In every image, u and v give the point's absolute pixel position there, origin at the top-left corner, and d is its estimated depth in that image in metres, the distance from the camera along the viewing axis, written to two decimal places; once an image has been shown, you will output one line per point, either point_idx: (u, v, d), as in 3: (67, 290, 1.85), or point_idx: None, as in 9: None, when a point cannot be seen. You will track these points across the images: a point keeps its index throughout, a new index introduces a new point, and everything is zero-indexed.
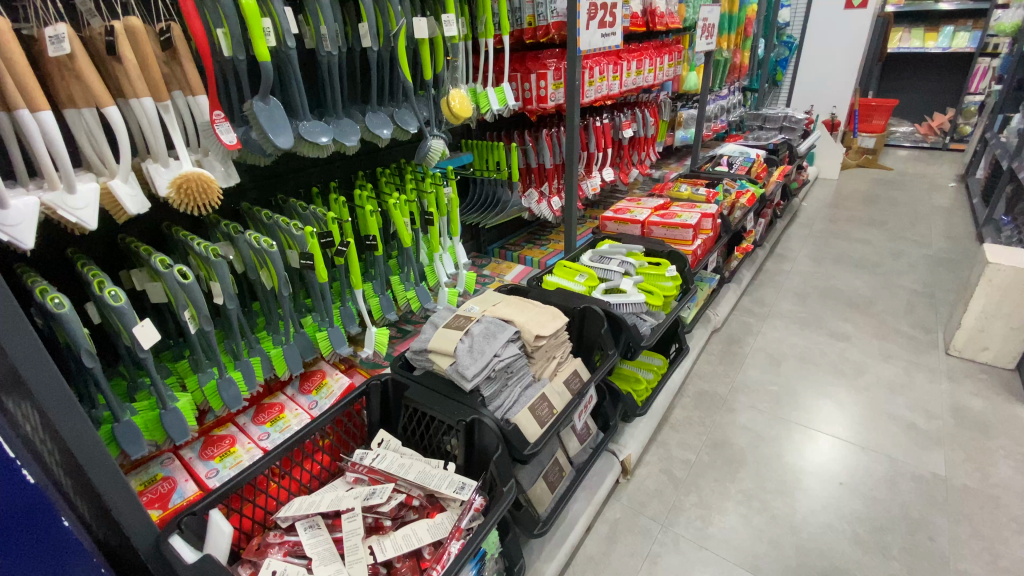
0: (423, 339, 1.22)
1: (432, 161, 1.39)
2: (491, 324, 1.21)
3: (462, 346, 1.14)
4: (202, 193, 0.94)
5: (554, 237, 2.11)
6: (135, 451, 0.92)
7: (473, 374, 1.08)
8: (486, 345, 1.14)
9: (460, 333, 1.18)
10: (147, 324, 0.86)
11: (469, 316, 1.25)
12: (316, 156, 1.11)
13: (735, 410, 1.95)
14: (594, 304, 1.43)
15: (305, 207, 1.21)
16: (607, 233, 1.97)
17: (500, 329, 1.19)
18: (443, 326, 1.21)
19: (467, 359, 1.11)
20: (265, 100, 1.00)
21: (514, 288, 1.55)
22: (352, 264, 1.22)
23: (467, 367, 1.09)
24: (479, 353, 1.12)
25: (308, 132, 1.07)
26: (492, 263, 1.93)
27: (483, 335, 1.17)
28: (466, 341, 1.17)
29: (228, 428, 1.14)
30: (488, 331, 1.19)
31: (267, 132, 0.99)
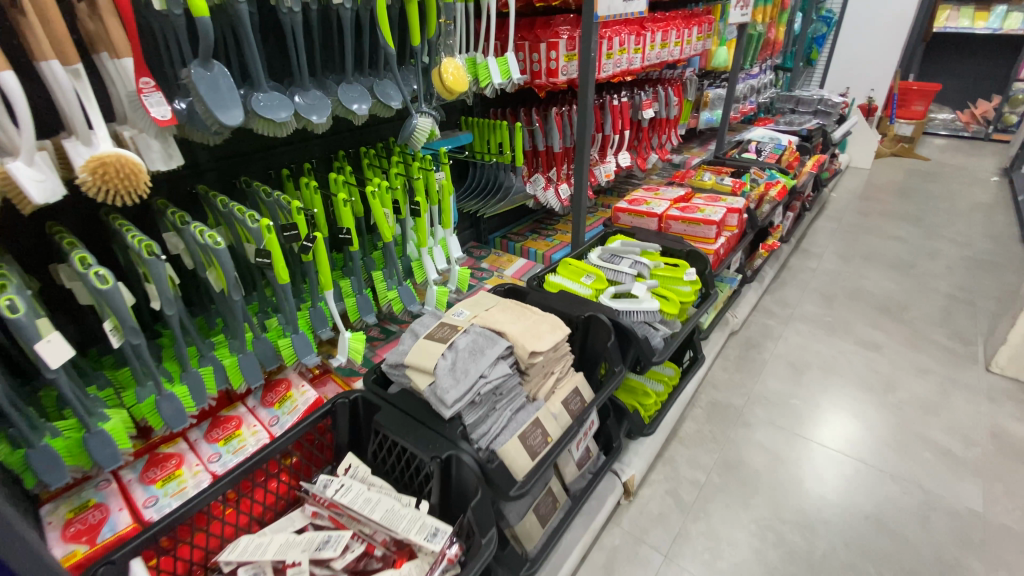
0: (401, 349, 1.06)
1: (417, 143, 1.18)
2: (481, 336, 1.05)
3: (444, 364, 0.99)
4: (126, 178, 0.76)
5: (561, 227, 1.92)
6: (52, 481, 0.79)
7: (454, 400, 0.93)
8: (471, 364, 0.98)
9: (443, 346, 1.02)
10: (54, 340, 0.72)
11: (455, 324, 1.09)
12: (275, 134, 0.93)
13: (750, 425, 1.78)
14: (599, 312, 1.26)
15: (270, 194, 1.05)
16: (620, 226, 1.78)
17: (490, 344, 1.03)
18: (425, 336, 1.06)
19: (447, 381, 0.95)
20: (207, 67, 0.82)
21: (512, 289, 1.38)
22: (321, 261, 1.05)
23: (446, 391, 0.93)
24: (462, 374, 0.96)
25: (264, 106, 0.89)
26: (492, 255, 1.76)
27: (469, 351, 1.01)
28: (449, 357, 1.01)
29: (177, 446, 1.00)
30: (476, 346, 1.03)
31: (209, 105, 0.81)
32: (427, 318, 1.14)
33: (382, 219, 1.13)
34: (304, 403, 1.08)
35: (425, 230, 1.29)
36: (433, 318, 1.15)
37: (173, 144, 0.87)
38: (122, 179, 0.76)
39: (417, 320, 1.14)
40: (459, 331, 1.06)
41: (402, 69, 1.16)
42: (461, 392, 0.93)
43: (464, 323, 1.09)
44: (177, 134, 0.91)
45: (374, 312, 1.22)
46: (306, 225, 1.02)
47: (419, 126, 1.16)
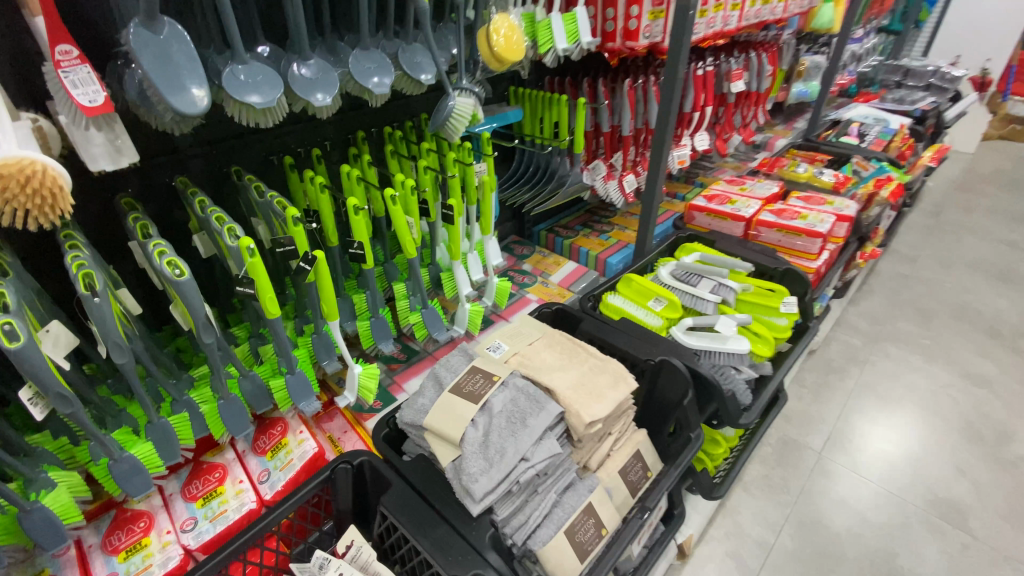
0: (420, 400, 0.83)
1: (454, 132, 0.87)
2: (523, 396, 0.81)
3: (472, 436, 0.76)
4: (42, 199, 0.54)
5: (619, 223, 1.63)
6: None
7: (483, 495, 0.70)
8: (509, 442, 0.74)
9: (473, 408, 0.78)
10: None
11: (491, 372, 0.84)
12: (257, 124, 0.68)
13: (830, 475, 1.51)
14: (674, 354, 1.00)
15: (264, 194, 0.82)
16: (695, 228, 1.49)
17: (535, 411, 0.78)
18: (451, 387, 0.82)
19: (476, 465, 0.72)
20: (152, 23, 0.57)
21: (561, 312, 1.11)
22: (325, 286, 0.81)
23: (474, 481, 0.70)
24: (497, 456, 0.73)
25: (239, 84, 0.63)
26: (536, 255, 1.49)
27: (507, 420, 0.77)
28: (480, 425, 0.77)
29: (148, 501, 0.81)
30: (516, 412, 0.78)
31: (156, 83, 0.56)
32: (455, 356, 0.89)
33: (404, 231, 0.88)
34: (300, 457, 0.86)
35: (459, 237, 1.03)
36: (463, 356, 0.90)
37: (121, 132, 0.63)
38: (34, 195, 0.53)
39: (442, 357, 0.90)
40: (494, 386, 0.82)
41: (438, 28, 0.88)
42: (493, 484, 0.70)
43: (501, 371, 0.84)
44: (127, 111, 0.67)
45: (391, 338, 1.00)
46: (305, 241, 0.78)
47: (457, 107, 0.85)
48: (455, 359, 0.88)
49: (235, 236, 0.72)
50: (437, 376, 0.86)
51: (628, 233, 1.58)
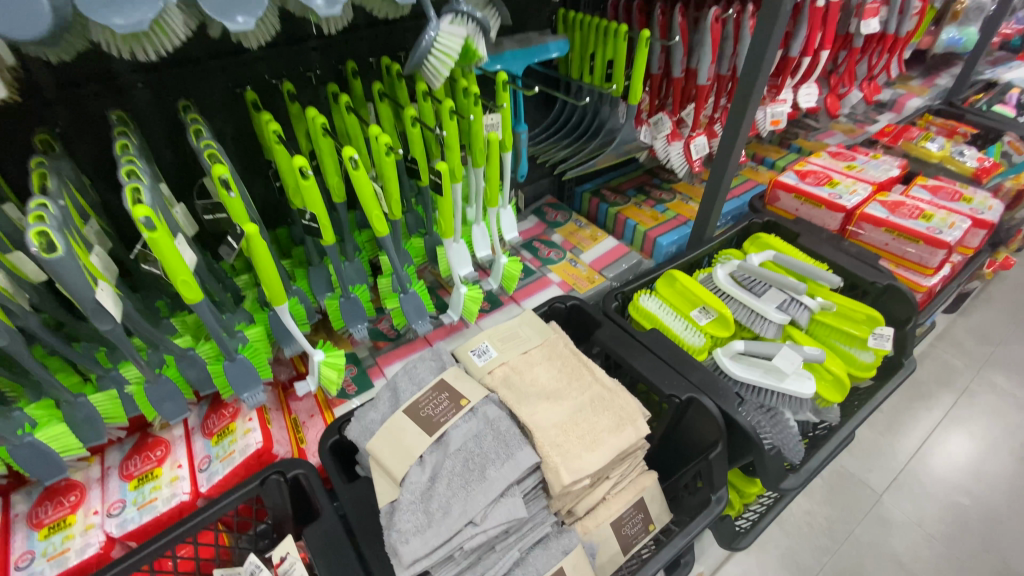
0: (373, 415, 0.68)
1: (439, 75, 0.66)
2: (490, 435, 0.64)
3: (415, 479, 0.61)
4: None
5: (681, 191, 1.35)
6: None
7: (413, 561, 0.56)
8: (457, 499, 0.59)
9: (425, 440, 0.63)
10: None
11: (459, 393, 0.68)
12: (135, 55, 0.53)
13: (889, 525, 1.23)
14: (709, 389, 0.77)
15: (205, 138, 0.67)
16: (775, 211, 1.22)
17: (499, 460, 0.62)
18: (406, 406, 0.67)
19: (411, 520, 0.58)
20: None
21: (578, 309, 0.91)
22: (264, 269, 0.65)
23: (404, 542, 0.57)
24: (439, 514, 0.58)
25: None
26: (571, 223, 1.23)
27: (462, 466, 0.62)
28: (429, 464, 0.62)
29: (85, 472, 0.76)
30: (476, 457, 0.62)
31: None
32: (422, 361, 0.73)
33: (370, 202, 0.69)
34: (242, 451, 0.75)
35: (453, 210, 0.84)
36: (433, 360, 0.74)
37: None
38: None
39: (409, 360, 0.74)
40: (458, 414, 0.66)
41: None
42: (426, 551, 0.56)
43: (472, 394, 0.68)
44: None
45: (365, 319, 0.85)
46: (243, 211, 0.63)
47: (441, 39, 0.62)
48: (421, 366, 0.72)
49: (140, 199, 0.59)
50: (395, 386, 0.71)
51: (690, 206, 1.30)
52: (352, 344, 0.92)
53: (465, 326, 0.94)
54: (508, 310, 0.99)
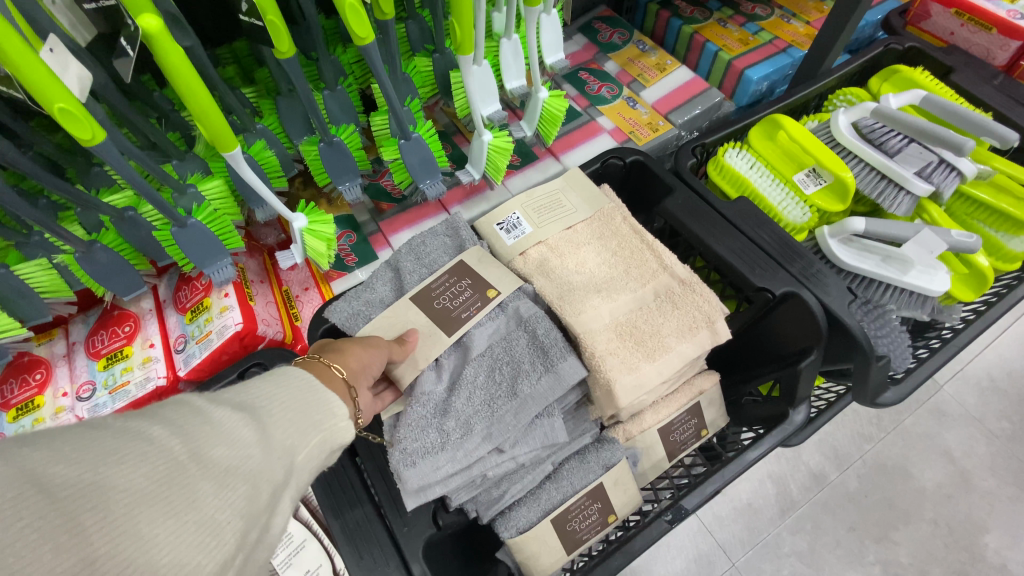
0: (367, 301, 0.53)
1: None
2: (523, 339, 0.50)
3: (429, 388, 0.48)
4: None
5: (781, 4, 0.99)
6: None
7: (421, 488, 0.46)
8: (481, 419, 0.47)
9: (442, 338, 0.50)
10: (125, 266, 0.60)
11: (485, 281, 0.52)
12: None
13: (944, 418, 1.12)
14: (813, 278, 0.58)
15: None
16: (916, 33, 0.90)
17: (535, 374, 0.48)
18: (415, 292, 0.52)
19: (417, 438, 0.46)
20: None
21: (640, 167, 0.69)
22: (198, 97, 0.45)
23: (410, 465, 0.45)
24: (457, 435, 0.46)
25: None
26: (631, 47, 0.92)
27: (487, 375, 0.49)
28: (446, 369, 0.49)
29: (48, 347, 0.65)
30: (505, 366, 0.49)
31: None
32: (432, 234, 0.56)
33: None
34: (219, 333, 0.60)
35: (474, 14, 0.57)
36: (449, 234, 0.56)
37: None
38: None
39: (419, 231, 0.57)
40: (488, 308, 0.51)
41: None
42: (431, 482, 0.46)
43: (502, 283, 0.52)
44: None
45: (356, 176, 0.66)
46: None
47: None
48: (433, 241, 0.55)
49: None
50: (399, 264, 0.55)
51: (791, 26, 0.96)
52: (350, 207, 0.71)
53: (489, 187, 0.73)
54: (545, 167, 0.77)
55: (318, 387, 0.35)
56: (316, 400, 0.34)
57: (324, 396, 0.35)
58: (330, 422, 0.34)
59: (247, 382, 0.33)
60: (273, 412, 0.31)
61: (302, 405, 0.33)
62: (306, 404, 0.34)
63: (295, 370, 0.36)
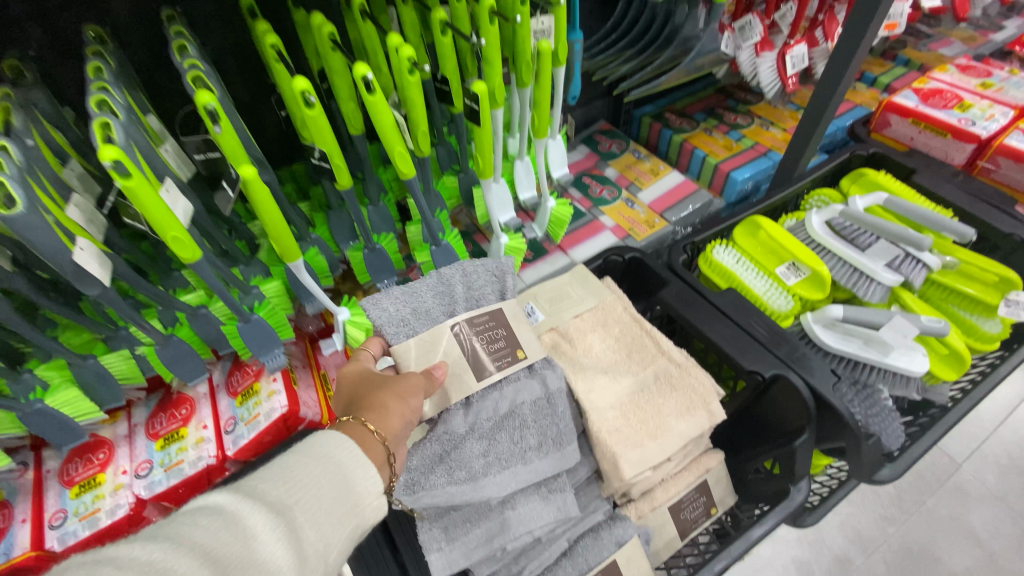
0: (413, 310, 0.56)
1: None
2: (550, 413, 0.56)
3: (452, 427, 0.53)
4: None
5: (760, 114, 1.13)
6: (64, 444, 0.65)
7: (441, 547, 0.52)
8: (489, 469, 0.52)
9: (471, 385, 0.54)
10: (187, 354, 0.68)
11: (517, 341, 0.57)
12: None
13: (967, 498, 1.11)
14: (800, 362, 0.64)
15: (188, 56, 0.54)
16: (881, 139, 1.01)
17: (547, 451, 0.54)
18: (459, 323, 0.55)
19: (415, 470, 0.51)
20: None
21: (638, 262, 0.78)
22: (272, 220, 0.55)
23: (410, 492, 0.51)
24: (462, 477, 0.51)
25: None
26: (628, 155, 1.06)
27: (511, 433, 0.54)
28: (473, 412, 0.54)
29: (112, 429, 0.72)
30: (527, 429, 0.54)
31: None
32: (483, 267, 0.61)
33: (390, 134, 0.56)
34: (266, 415, 0.67)
35: (493, 144, 0.69)
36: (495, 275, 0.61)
37: None
38: None
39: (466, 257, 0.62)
40: (515, 366, 0.56)
41: None
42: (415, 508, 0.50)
43: (531, 349, 0.58)
44: (135, 95, 0.57)
45: (393, 275, 0.76)
46: (238, 148, 0.51)
47: None
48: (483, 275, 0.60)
49: (110, 138, 0.47)
50: (449, 282, 0.58)
51: (770, 133, 1.09)
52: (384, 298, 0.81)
53: None
54: (556, 260, 0.87)
55: (350, 468, 0.38)
56: (351, 487, 0.38)
57: (357, 477, 0.38)
58: (364, 507, 0.38)
59: (289, 470, 0.36)
60: (306, 509, 0.35)
61: (337, 494, 0.37)
62: (341, 493, 0.37)
63: (341, 442, 0.40)
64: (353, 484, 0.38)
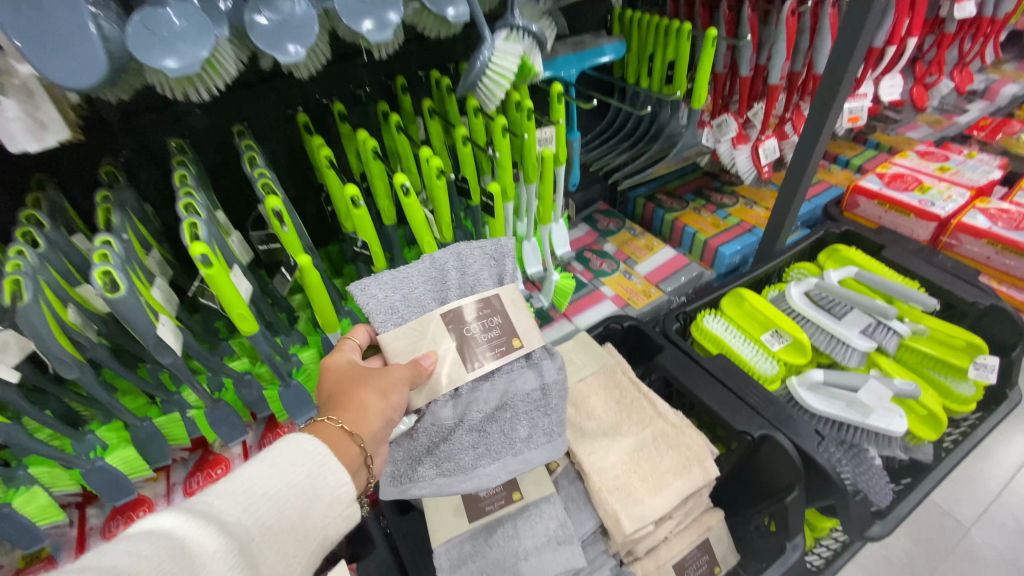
0: (403, 297, 0.60)
1: (491, 96, 0.65)
2: (542, 413, 0.61)
3: (440, 418, 0.57)
4: None
5: (744, 194, 1.25)
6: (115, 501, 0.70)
7: None
8: (480, 461, 0.57)
9: (463, 375, 0.58)
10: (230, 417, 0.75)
11: (514, 330, 0.62)
12: (188, 94, 0.55)
13: (980, 565, 1.10)
14: (786, 422, 0.70)
15: (258, 166, 0.65)
16: (854, 217, 1.12)
17: (537, 443, 0.59)
18: (447, 312, 0.59)
19: (403, 463, 0.57)
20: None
21: (635, 329, 0.86)
22: (318, 298, 0.65)
23: (396, 483, 0.57)
24: (454, 473, 0.56)
25: (144, 40, 0.44)
26: (624, 232, 1.17)
27: (499, 428, 0.59)
28: (461, 404, 0.58)
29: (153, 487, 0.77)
30: (521, 420, 0.59)
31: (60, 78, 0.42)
32: (479, 253, 0.64)
33: (420, 226, 0.67)
34: None
35: (505, 228, 0.80)
36: (492, 259, 0.65)
37: (43, 102, 0.51)
38: None
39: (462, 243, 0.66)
40: (510, 355, 0.60)
41: None
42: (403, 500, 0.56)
43: (527, 338, 0.62)
44: (210, 196, 0.68)
45: None
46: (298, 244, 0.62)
47: (496, 62, 0.62)
48: (479, 262, 0.64)
49: (197, 234, 0.58)
50: (442, 269, 0.62)
51: (754, 211, 1.21)
52: None
53: None
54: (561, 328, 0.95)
55: (318, 478, 0.42)
56: (317, 499, 0.42)
57: (324, 487, 0.42)
58: (329, 516, 0.42)
59: (251, 486, 0.39)
60: (265, 528, 0.39)
61: (301, 511, 0.41)
62: (304, 510, 0.41)
63: (314, 450, 0.43)
64: (316, 501, 0.42)
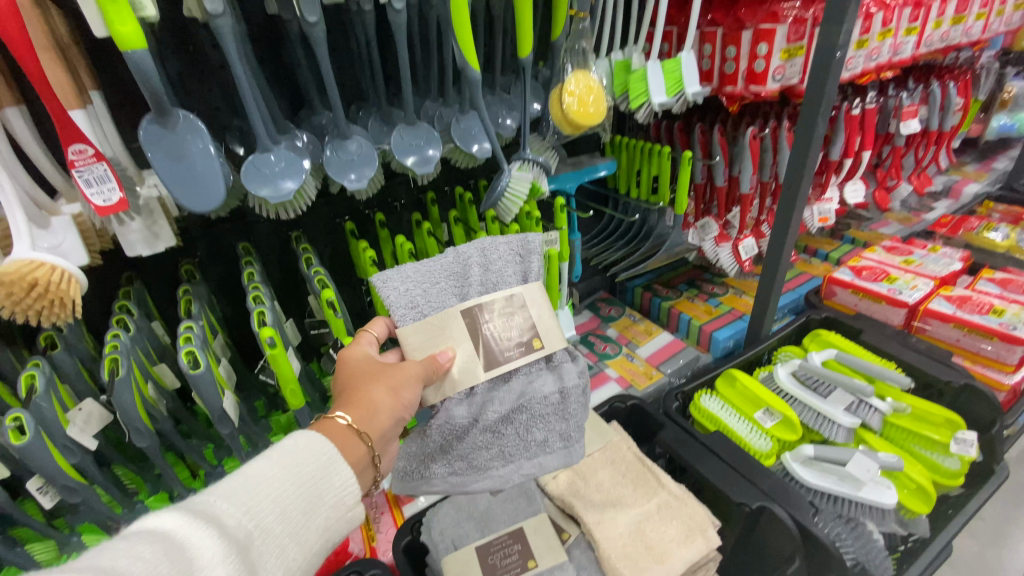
0: (424, 291, 0.64)
1: (508, 209, 0.81)
2: (554, 416, 0.65)
3: (454, 415, 0.62)
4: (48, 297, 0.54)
5: (733, 285, 1.38)
6: None
7: None
8: (494, 462, 0.63)
9: (477, 374, 0.63)
10: None
11: (532, 331, 0.66)
12: (279, 213, 0.69)
13: None
14: (782, 494, 0.75)
15: (313, 264, 0.78)
16: (834, 306, 1.23)
17: (553, 447, 0.65)
18: (466, 308, 0.63)
19: (415, 460, 0.64)
20: (165, 118, 0.54)
21: (638, 408, 0.94)
22: None
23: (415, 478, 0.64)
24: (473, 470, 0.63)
25: (256, 175, 0.60)
26: (624, 318, 1.29)
27: (513, 430, 0.64)
28: (475, 403, 0.63)
29: None
30: (536, 423, 0.64)
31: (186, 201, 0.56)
32: (501, 253, 0.69)
33: None
34: None
35: None
36: (516, 257, 0.70)
37: (160, 217, 0.63)
38: (41, 298, 0.53)
39: (488, 239, 0.71)
40: (531, 355, 0.65)
41: (497, 99, 0.82)
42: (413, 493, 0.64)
43: (547, 338, 0.66)
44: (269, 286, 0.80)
45: None
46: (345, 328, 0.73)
47: (513, 185, 0.79)
48: (502, 260, 0.69)
49: (264, 321, 0.69)
50: (465, 264, 0.67)
51: (744, 300, 1.32)
52: None
53: None
54: None
55: (319, 480, 0.46)
56: (318, 500, 0.45)
57: (327, 488, 0.46)
58: (330, 516, 0.46)
59: (251, 489, 0.42)
60: (264, 532, 0.41)
61: (302, 512, 0.44)
62: (304, 512, 0.44)
63: (319, 451, 0.47)
64: (317, 504, 0.45)
